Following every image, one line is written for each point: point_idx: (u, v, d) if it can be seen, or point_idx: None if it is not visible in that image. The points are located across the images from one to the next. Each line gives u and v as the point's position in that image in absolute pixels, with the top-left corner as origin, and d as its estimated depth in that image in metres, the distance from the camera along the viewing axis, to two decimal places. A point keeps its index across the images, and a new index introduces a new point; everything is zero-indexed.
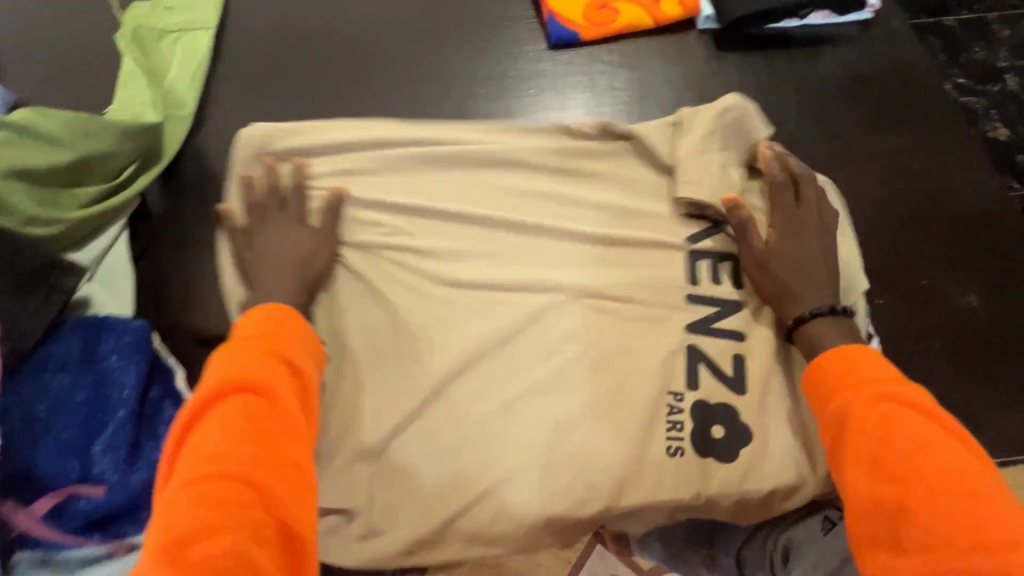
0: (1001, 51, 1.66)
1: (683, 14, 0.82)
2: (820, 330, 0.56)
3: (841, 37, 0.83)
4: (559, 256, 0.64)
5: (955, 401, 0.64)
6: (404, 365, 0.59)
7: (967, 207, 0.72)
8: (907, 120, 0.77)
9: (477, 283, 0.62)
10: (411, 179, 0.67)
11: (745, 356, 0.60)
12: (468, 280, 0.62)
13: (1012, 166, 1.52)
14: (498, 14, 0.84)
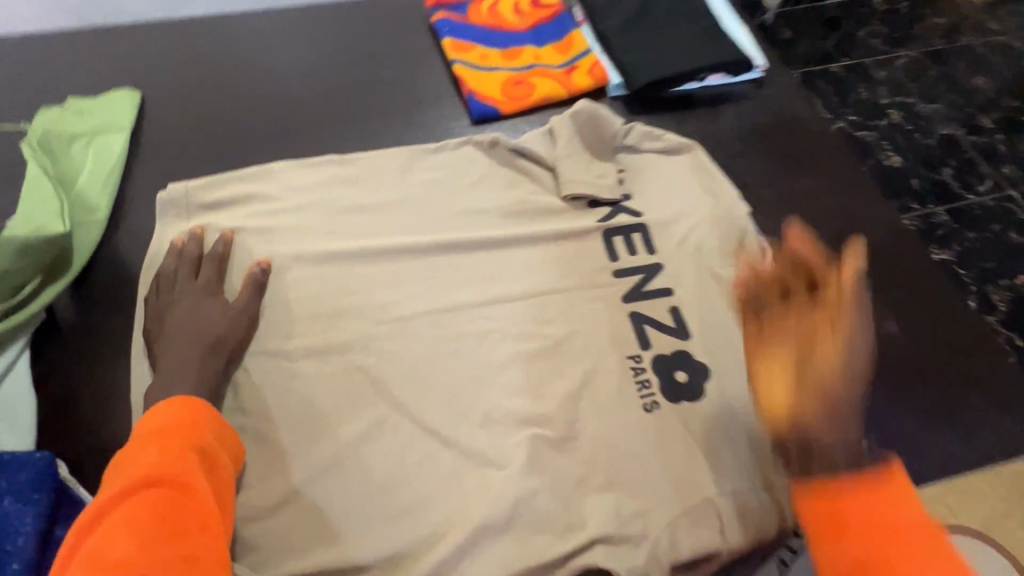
0: (881, 91, 1.87)
1: (594, 84, 0.89)
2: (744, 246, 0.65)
3: (737, 95, 0.91)
4: (498, 330, 0.65)
5: (908, 426, 0.62)
6: (345, 467, 0.57)
7: (873, 238, 0.76)
8: (807, 164, 0.83)
9: (414, 363, 0.63)
10: (342, 266, 0.67)
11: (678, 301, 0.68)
12: (407, 361, 0.63)
13: (911, 189, 1.65)
14: (422, 96, 0.89)
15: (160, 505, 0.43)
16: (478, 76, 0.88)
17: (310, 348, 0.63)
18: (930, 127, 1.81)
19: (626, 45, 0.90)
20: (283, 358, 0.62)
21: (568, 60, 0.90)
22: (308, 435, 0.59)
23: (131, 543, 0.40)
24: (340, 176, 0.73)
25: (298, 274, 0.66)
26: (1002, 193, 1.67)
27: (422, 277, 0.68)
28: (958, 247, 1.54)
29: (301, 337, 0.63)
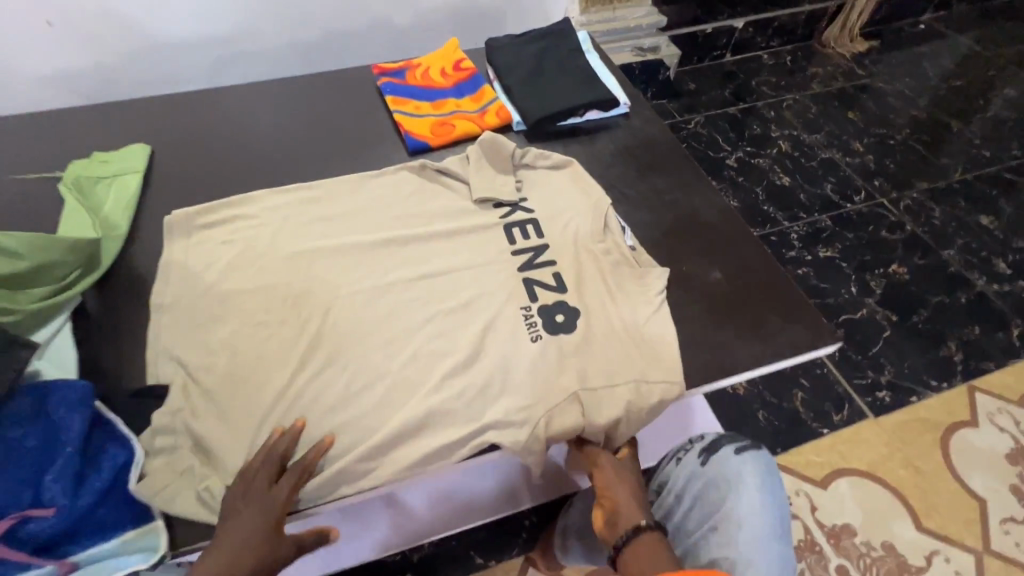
0: (771, 126, 2.23)
1: (501, 122, 1.17)
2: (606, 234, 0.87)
3: (611, 125, 1.20)
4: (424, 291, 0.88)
5: (722, 340, 0.87)
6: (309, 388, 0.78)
7: (707, 217, 1.03)
8: (661, 169, 1.11)
9: (360, 314, 0.84)
10: (305, 250, 0.89)
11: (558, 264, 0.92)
12: (353, 314, 0.84)
13: (799, 202, 1.96)
14: (372, 138, 1.17)
15: None
16: (413, 121, 1.16)
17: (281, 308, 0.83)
18: (813, 153, 2.14)
19: (523, 94, 1.20)
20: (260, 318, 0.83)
21: (482, 106, 1.19)
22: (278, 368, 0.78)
23: None
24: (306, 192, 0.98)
25: (273, 257, 0.88)
26: (875, 200, 1.98)
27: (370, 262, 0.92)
28: (839, 245, 1.83)
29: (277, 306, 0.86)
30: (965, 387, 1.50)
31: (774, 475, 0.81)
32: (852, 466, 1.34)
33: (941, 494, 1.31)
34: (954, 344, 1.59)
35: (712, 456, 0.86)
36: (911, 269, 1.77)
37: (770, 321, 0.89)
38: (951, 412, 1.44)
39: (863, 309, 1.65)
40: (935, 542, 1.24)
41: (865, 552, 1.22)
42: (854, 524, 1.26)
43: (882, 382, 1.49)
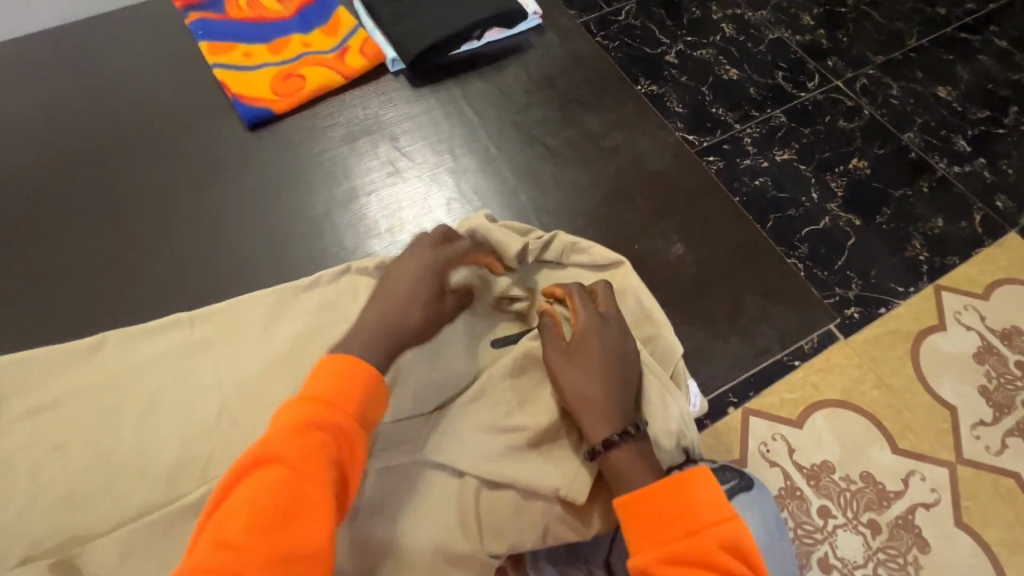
0: (712, 7, 1.90)
1: (369, 63, 0.85)
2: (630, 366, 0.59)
3: (520, 47, 0.90)
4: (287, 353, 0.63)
5: (695, 342, 0.67)
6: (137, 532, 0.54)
7: (657, 166, 0.79)
8: (592, 105, 0.84)
9: (200, 407, 0.60)
10: (115, 341, 0.64)
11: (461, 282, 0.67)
12: (192, 407, 0.60)
13: (749, 98, 1.72)
14: (189, 113, 0.83)
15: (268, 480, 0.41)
16: (243, 79, 0.83)
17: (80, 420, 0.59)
18: (760, 35, 1.86)
19: (393, 15, 0.86)
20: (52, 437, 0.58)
21: (337, 41, 0.85)
22: (86, 511, 0.55)
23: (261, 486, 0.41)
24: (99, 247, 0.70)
25: (61, 351, 0.63)
26: (830, 83, 1.76)
27: (208, 318, 0.66)
28: (797, 145, 1.63)
29: (79, 408, 0.60)
30: (932, 288, 1.40)
31: (775, 515, 0.60)
32: (825, 397, 1.25)
33: (913, 411, 1.25)
34: (920, 241, 1.47)
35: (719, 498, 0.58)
36: (871, 161, 1.61)
37: (747, 304, 0.69)
38: (918, 318, 1.35)
39: (824, 220, 1.50)
40: (910, 462, 1.19)
41: (844, 488, 1.16)
42: (833, 459, 1.18)
43: (851, 298, 1.38)
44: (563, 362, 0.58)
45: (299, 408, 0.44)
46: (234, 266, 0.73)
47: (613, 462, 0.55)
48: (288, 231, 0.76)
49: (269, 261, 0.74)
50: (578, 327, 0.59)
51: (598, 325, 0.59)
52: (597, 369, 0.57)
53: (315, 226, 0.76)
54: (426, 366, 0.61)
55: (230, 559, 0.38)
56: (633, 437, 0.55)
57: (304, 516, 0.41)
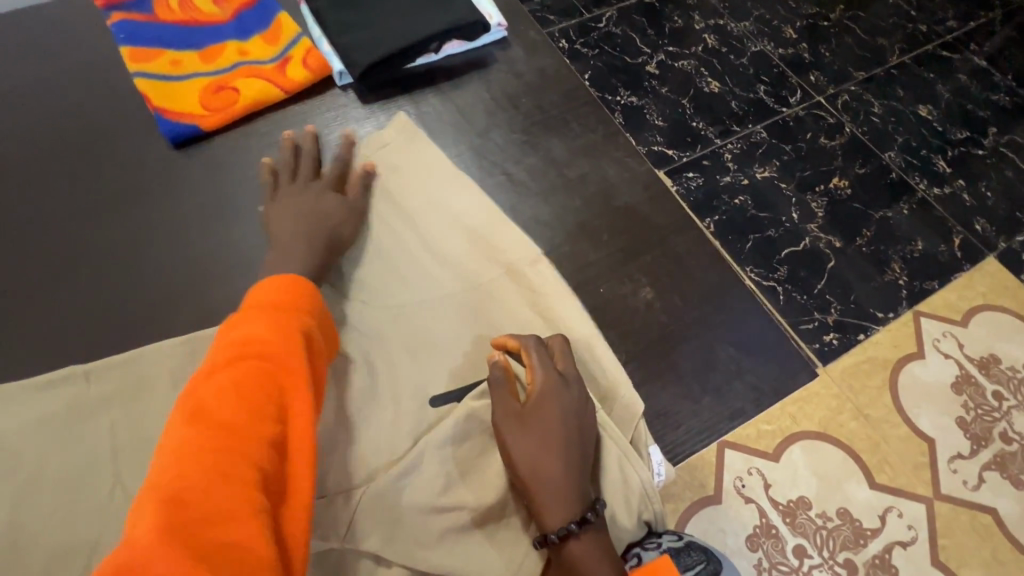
0: (694, 16, 1.85)
1: (313, 75, 0.77)
2: (592, 432, 0.52)
3: (482, 61, 0.82)
4: None
5: (663, 399, 0.61)
6: None
7: (625, 199, 0.72)
8: (559, 128, 0.77)
9: (92, 484, 0.52)
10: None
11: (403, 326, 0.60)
12: (82, 482, 0.52)
13: (730, 112, 1.67)
14: (106, 128, 0.74)
15: (247, 374, 0.42)
16: (168, 91, 0.74)
17: None
18: (742, 47, 1.81)
19: (341, 24, 0.78)
20: None
21: (278, 50, 0.77)
22: None
23: (224, 394, 0.40)
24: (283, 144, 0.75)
25: None
26: (812, 99, 1.73)
27: (106, 372, 0.57)
28: (777, 162, 1.59)
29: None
30: (911, 314, 1.36)
31: None
32: (805, 429, 1.20)
33: (892, 443, 1.20)
34: (899, 265, 1.44)
35: None
36: (852, 181, 1.58)
37: (719, 357, 0.64)
38: (897, 345, 1.31)
39: (803, 240, 1.46)
40: (888, 498, 1.14)
41: (821, 526, 1.10)
42: (809, 495, 1.12)
43: (830, 323, 1.34)
44: (515, 430, 0.50)
45: (264, 313, 0.47)
46: (147, 302, 0.64)
47: (567, 556, 0.47)
48: (213, 269, 0.67)
49: (188, 301, 0.65)
50: (536, 388, 0.52)
51: (557, 387, 0.52)
52: (553, 442, 0.50)
53: (245, 257, 0.68)
54: (360, 430, 0.54)
55: (217, 436, 0.38)
56: (591, 524, 0.48)
57: (295, 397, 0.43)
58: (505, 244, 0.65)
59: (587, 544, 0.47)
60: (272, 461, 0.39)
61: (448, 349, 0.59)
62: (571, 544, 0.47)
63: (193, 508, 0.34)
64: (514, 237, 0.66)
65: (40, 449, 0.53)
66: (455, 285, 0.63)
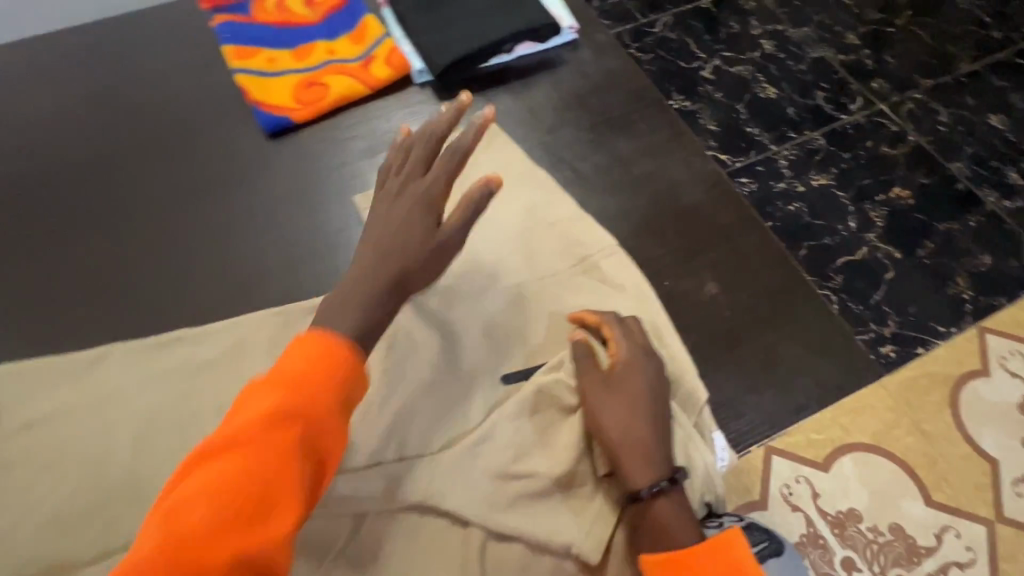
0: (752, 21, 1.84)
1: (394, 73, 0.82)
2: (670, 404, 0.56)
3: (552, 62, 0.86)
4: None
5: (727, 390, 0.63)
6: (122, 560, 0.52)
7: (690, 197, 0.74)
8: (626, 127, 0.80)
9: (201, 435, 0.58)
10: (117, 361, 0.62)
11: (477, 307, 0.64)
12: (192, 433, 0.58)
13: (786, 118, 1.65)
14: (208, 119, 0.81)
15: (277, 418, 0.41)
16: (264, 85, 0.80)
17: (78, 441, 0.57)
18: (801, 53, 1.79)
19: (421, 25, 0.83)
20: (51, 456, 0.57)
21: (364, 50, 0.83)
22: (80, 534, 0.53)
23: (253, 435, 0.41)
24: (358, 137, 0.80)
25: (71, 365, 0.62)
26: (873, 106, 1.68)
27: (214, 336, 0.64)
28: (835, 169, 1.56)
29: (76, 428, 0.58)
30: (976, 330, 1.31)
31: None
32: (857, 441, 1.18)
33: (950, 461, 1.17)
34: (965, 279, 1.39)
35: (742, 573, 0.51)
36: (915, 191, 1.53)
37: (783, 353, 0.64)
38: (960, 361, 1.27)
39: (861, 250, 1.43)
40: (945, 517, 1.12)
41: (870, 540, 1.09)
42: (859, 508, 1.11)
43: (886, 335, 1.31)
44: (603, 396, 0.54)
45: (308, 348, 0.45)
46: (244, 275, 0.71)
47: (653, 514, 0.50)
48: (301, 250, 0.72)
49: (278, 277, 0.70)
50: (621, 359, 0.55)
51: (640, 359, 0.55)
52: (639, 408, 0.53)
53: (329, 239, 0.73)
54: (439, 400, 0.59)
55: (228, 477, 0.39)
56: (676, 486, 0.51)
57: (317, 449, 0.43)
58: (574, 236, 0.68)
59: (674, 502, 0.51)
60: (276, 519, 0.40)
61: (518, 331, 0.63)
62: (661, 502, 0.50)
63: (192, 548, 0.36)
64: (581, 228, 0.69)
65: (158, 402, 0.59)
66: (526, 272, 0.66)
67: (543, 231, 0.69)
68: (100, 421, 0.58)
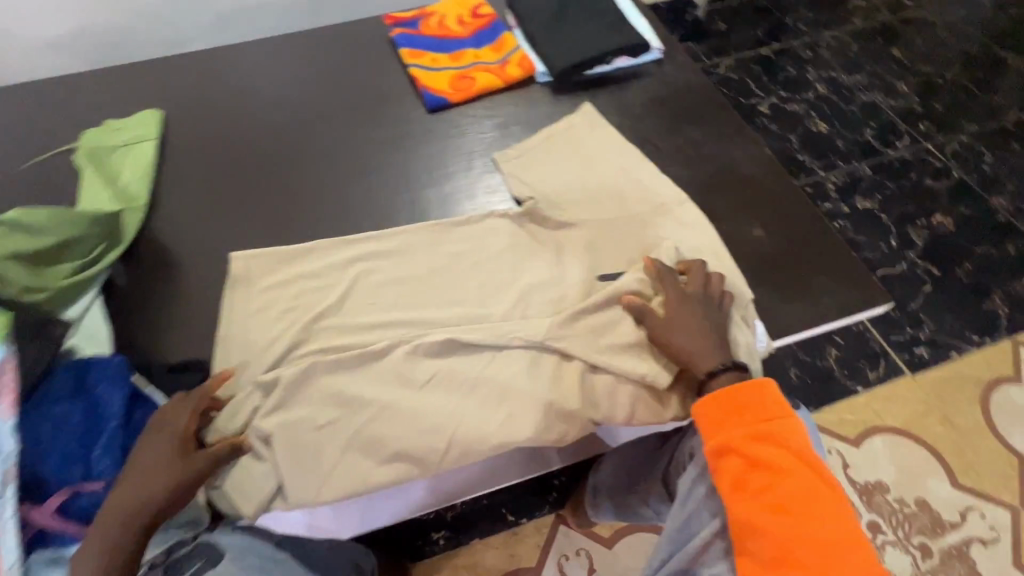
0: (807, 68, 2.08)
1: (524, 73, 1.10)
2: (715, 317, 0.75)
3: (641, 73, 1.12)
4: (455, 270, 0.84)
5: (769, 304, 0.83)
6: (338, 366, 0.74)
7: (747, 171, 0.97)
8: (698, 121, 1.04)
9: (389, 295, 0.81)
10: (325, 247, 0.85)
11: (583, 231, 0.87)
12: (384, 294, 0.81)
13: (836, 150, 1.85)
14: (385, 96, 1.10)
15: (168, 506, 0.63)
16: (429, 74, 1.09)
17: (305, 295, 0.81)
18: (852, 96, 2.00)
19: (548, 40, 1.11)
20: (287, 299, 0.81)
21: (502, 56, 1.11)
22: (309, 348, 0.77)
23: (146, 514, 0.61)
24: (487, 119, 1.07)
25: (291, 250, 0.84)
26: (920, 145, 1.86)
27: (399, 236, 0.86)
28: (879, 196, 1.74)
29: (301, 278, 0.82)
30: (1007, 341, 1.44)
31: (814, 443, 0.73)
32: (888, 424, 1.31)
33: (975, 450, 1.29)
34: (999, 297, 1.53)
35: None
36: (957, 219, 1.69)
37: (814, 282, 0.85)
38: (990, 366, 1.40)
39: (902, 264, 1.59)
40: (969, 498, 1.24)
41: (897, 509, 1.23)
42: (886, 481, 1.25)
43: (921, 338, 1.45)
44: (671, 327, 0.73)
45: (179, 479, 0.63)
46: (410, 203, 0.97)
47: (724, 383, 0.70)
48: (452, 195, 0.97)
49: (436, 211, 0.96)
50: (670, 300, 0.75)
51: (683, 296, 0.75)
52: (696, 328, 0.73)
53: (471, 184, 0.98)
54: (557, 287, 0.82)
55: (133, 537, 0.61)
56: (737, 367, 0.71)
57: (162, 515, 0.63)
58: (657, 188, 0.92)
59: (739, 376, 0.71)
60: None
61: (613, 249, 0.86)
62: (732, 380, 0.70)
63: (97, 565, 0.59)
64: (661, 183, 0.92)
65: (361, 273, 0.83)
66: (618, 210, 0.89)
67: (637, 184, 0.92)
68: (321, 283, 0.82)
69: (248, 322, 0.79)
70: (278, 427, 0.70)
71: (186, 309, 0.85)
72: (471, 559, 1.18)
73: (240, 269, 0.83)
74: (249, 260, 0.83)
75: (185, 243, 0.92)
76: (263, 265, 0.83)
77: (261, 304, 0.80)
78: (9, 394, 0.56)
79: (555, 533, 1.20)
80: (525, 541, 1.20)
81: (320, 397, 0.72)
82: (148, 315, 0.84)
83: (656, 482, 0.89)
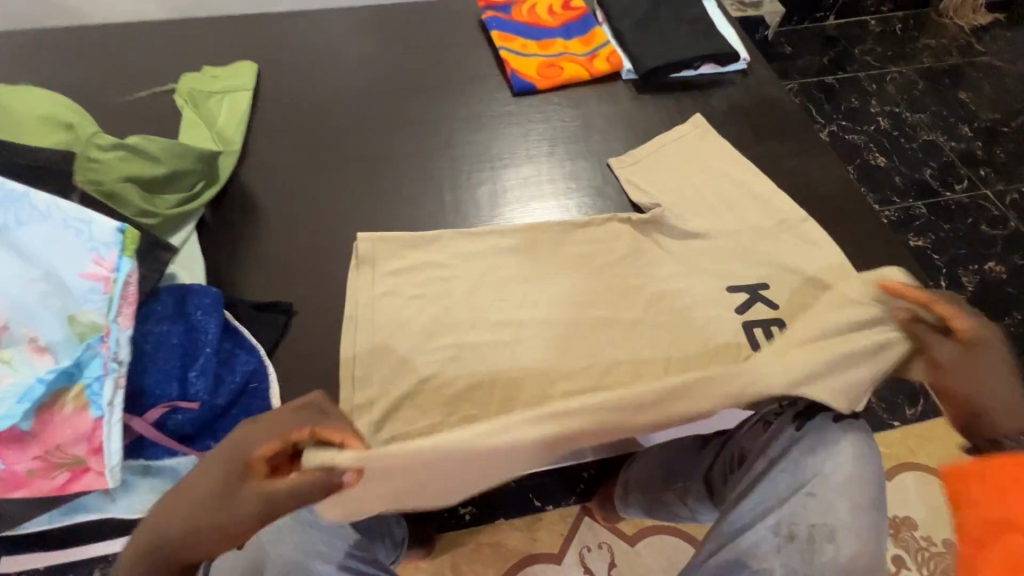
0: (871, 101, 2.06)
1: (611, 68, 1.11)
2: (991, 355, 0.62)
3: (725, 82, 1.13)
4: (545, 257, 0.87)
5: None
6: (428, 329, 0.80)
7: (825, 190, 0.98)
8: (779, 135, 1.05)
9: (485, 279, 0.84)
10: (432, 235, 0.87)
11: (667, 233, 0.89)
12: (480, 276, 0.85)
13: (893, 185, 1.84)
14: (471, 73, 1.11)
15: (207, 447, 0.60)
16: (518, 58, 1.11)
17: (404, 264, 0.84)
18: (914, 134, 1.98)
19: (638, 38, 1.12)
20: (386, 265, 0.84)
21: (591, 49, 1.13)
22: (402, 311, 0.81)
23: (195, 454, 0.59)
24: (566, 110, 1.08)
25: (400, 234, 0.86)
26: (979, 191, 1.84)
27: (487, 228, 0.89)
28: (933, 236, 1.72)
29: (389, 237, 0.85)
30: None
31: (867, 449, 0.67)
32: (922, 462, 1.31)
33: None
34: None
35: (808, 422, 0.68)
36: (1010, 269, 1.67)
37: None
38: None
39: None
40: None
41: (923, 546, 1.22)
42: (915, 518, 1.25)
43: None
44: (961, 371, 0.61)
45: None
46: (490, 180, 0.98)
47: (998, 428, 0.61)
48: (532, 179, 0.98)
49: (517, 193, 0.97)
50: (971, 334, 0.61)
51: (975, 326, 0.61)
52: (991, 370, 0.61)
53: (550, 170, 0.99)
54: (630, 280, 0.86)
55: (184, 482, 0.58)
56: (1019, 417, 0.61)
57: None
58: (736, 195, 0.93)
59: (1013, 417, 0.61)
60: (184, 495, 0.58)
61: (691, 250, 0.88)
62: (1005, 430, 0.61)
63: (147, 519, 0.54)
64: (741, 191, 0.94)
65: (459, 254, 0.86)
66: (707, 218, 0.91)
67: (721, 191, 0.94)
68: (424, 261, 0.85)
69: (353, 283, 0.82)
70: (368, 377, 0.76)
71: (270, 254, 0.88)
72: (494, 538, 1.20)
73: (362, 245, 0.85)
74: (371, 240, 0.85)
75: (271, 191, 0.94)
76: (379, 246, 0.85)
77: (364, 271, 0.83)
78: (130, 305, 0.59)
79: (578, 523, 1.22)
80: (549, 527, 1.21)
81: (417, 364, 0.77)
82: (234, 255, 0.87)
83: (697, 481, 0.91)
